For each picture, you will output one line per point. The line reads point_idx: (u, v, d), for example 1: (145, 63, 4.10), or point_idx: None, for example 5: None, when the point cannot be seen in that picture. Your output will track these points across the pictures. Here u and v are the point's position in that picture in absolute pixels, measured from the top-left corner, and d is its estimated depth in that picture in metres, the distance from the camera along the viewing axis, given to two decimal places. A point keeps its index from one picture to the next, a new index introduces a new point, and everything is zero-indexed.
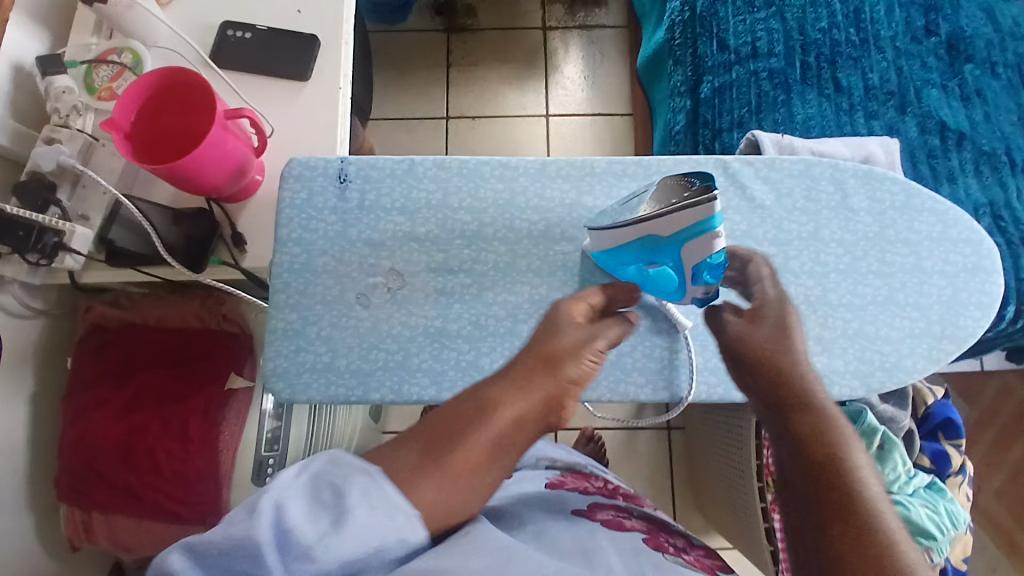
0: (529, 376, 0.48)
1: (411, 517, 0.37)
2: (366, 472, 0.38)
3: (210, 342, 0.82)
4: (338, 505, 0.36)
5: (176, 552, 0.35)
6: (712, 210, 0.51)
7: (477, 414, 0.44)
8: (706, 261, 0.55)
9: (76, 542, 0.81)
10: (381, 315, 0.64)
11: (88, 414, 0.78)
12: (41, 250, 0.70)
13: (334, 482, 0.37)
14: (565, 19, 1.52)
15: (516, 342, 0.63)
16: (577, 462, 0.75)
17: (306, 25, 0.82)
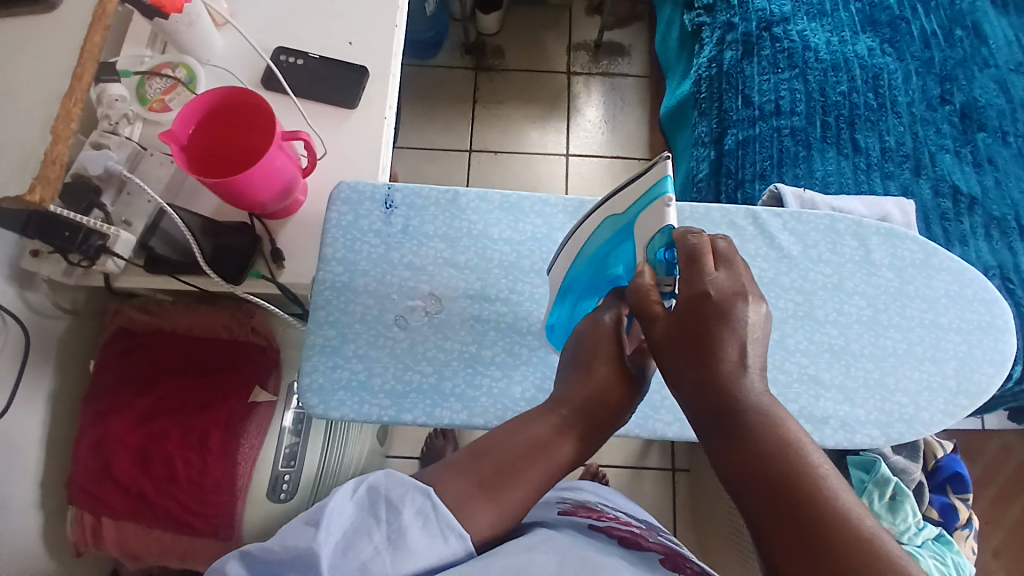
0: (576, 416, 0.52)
1: (458, 534, 0.44)
2: (421, 491, 0.45)
3: (239, 355, 0.83)
4: (393, 520, 0.43)
5: (233, 560, 0.42)
6: (663, 171, 0.52)
7: (531, 451, 0.50)
8: (657, 237, 0.52)
9: (79, 545, 0.81)
10: (419, 338, 0.65)
11: (109, 418, 0.78)
12: (84, 251, 0.70)
13: (390, 497, 0.44)
14: (589, 66, 1.59)
15: (547, 372, 0.65)
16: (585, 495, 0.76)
17: (356, 57, 0.86)
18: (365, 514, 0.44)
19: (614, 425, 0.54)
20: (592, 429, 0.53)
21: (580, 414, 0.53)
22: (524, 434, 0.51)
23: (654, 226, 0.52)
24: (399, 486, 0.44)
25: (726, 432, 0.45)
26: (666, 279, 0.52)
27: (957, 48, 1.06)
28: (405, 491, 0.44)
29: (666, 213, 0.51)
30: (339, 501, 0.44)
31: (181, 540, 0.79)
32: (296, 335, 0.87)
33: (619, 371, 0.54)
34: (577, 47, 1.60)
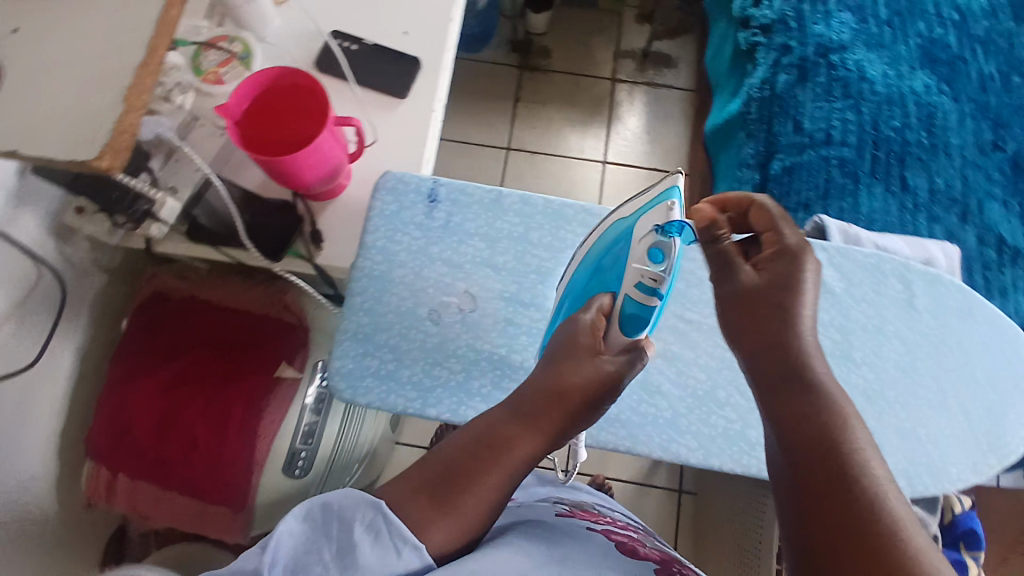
0: (541, 415, 0.50)
1: (413, 547, 0.44)
2: (372, 505, 0.45)
3: (267, 330, 0.84)
4: (344, 536, 0.44)
5: None
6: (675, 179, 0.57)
7: (490, 454, 0.49)
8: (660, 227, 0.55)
9: (93, 500, 0.82)
10: (450, 334, 0.66)
11: (135, 380, 0.79)
12: (132, 215, 0.73)
13: (339, 516, 0.45)
14: (634, 75, 1.58)
15: None
16: (585, 501, 0.76)
17: (409, 47, 0.86)
18: (316, 535, 0.45)
19: (584, 416, 0.52)
20: (557, 429, 0.50)
21: (539, 412, 0.51)
22: (486, 434, 0.50)
23: (656, 219, 0.55)
24: (348, 504, 0.45)
25: (803, 464, 0.44)
26: (653, 271, 0.54)
27: (1015, 95, 1.04)
28: (354, 508, 0.45)
29: (670, 210, 0.55)
30: (289, 525, 0.44)
31: (195, 507, 0.80)
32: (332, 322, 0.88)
33: (593, 376, 0.51)
34: (624, 55, 1.59)
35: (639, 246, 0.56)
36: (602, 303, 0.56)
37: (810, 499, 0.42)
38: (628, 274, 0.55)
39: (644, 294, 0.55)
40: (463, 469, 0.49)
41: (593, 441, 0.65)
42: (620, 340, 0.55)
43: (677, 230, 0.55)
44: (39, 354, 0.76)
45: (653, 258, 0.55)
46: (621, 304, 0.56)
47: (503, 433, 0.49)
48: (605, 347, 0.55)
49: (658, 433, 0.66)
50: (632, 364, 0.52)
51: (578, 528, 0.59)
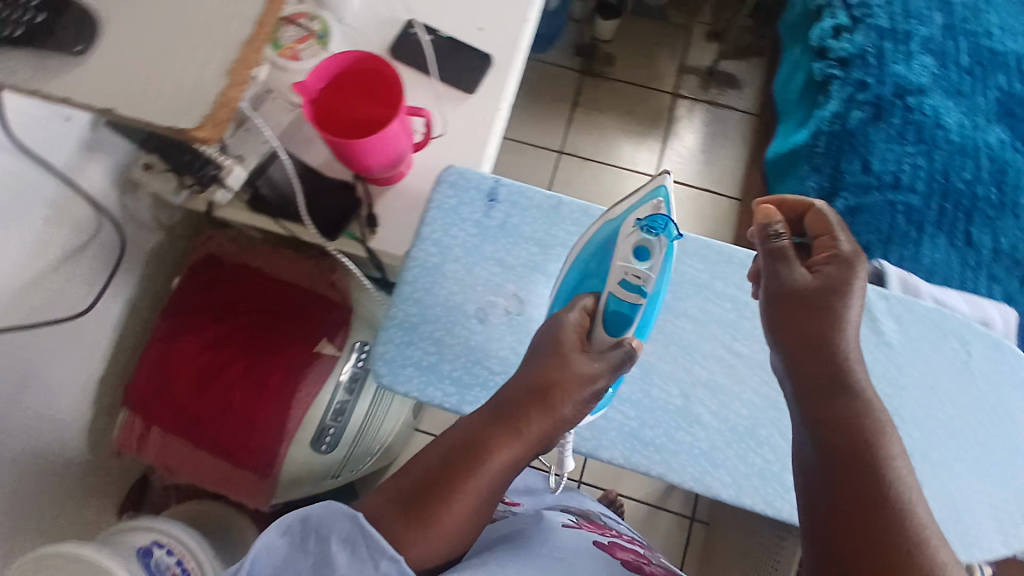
0: (524, 419, 0.51)
1: (394, 561, 0.40)
2: (350, 517, 0.40)
3: (312, 305, 0.85)
4: (321, 552, 0.39)
5: None
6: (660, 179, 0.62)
7: (471, 459, 0.48)
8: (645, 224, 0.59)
9: (122, 451, 0.84)
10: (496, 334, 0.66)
11: (180, 337, 0.81)
12: (199, 177, 0.74)
13: (317, 531, 0.40)
14: (697, 92, 1.56)
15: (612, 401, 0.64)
16: (592, 513, 0.78)
17: (483, 43, 0.86)
18: (295, 551, 0.40)
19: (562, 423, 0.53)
20: (537, 438, 0.51)
21: (517, 413, 0.51)
22: (469, 440, 0.49)
23: (644, 214, 0.60)
24: (326, 518, 0.40)
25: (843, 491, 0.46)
26: (636, 270, 0.58)
27: None
28: (333, 523, 0.40)
29: (656, 206, 0.60)
30: (267, 538, 0.40)
31: (222, 468, 0.82)
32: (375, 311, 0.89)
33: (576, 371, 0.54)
34: (689, 71, 1.57)
35: (624, 242, 0.60)
36: (586, 300, 0.60)
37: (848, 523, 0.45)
38: (613, 273, 0.60)
39: (628, 291, 0.58)
40: (445, 472, 0.47)
41: (626, 463, 0.62)
42: (603, 338, 0.58)
43: (660, 225, 0.59)
44: (95, 302, 0.78)
45: (636, 255, 0.59)
46: (605, 303, 0.59)
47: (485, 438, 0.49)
48: (589, 346, 0.58)
49: (690, 463, 0.63)
50: (617, 360, 0.55)
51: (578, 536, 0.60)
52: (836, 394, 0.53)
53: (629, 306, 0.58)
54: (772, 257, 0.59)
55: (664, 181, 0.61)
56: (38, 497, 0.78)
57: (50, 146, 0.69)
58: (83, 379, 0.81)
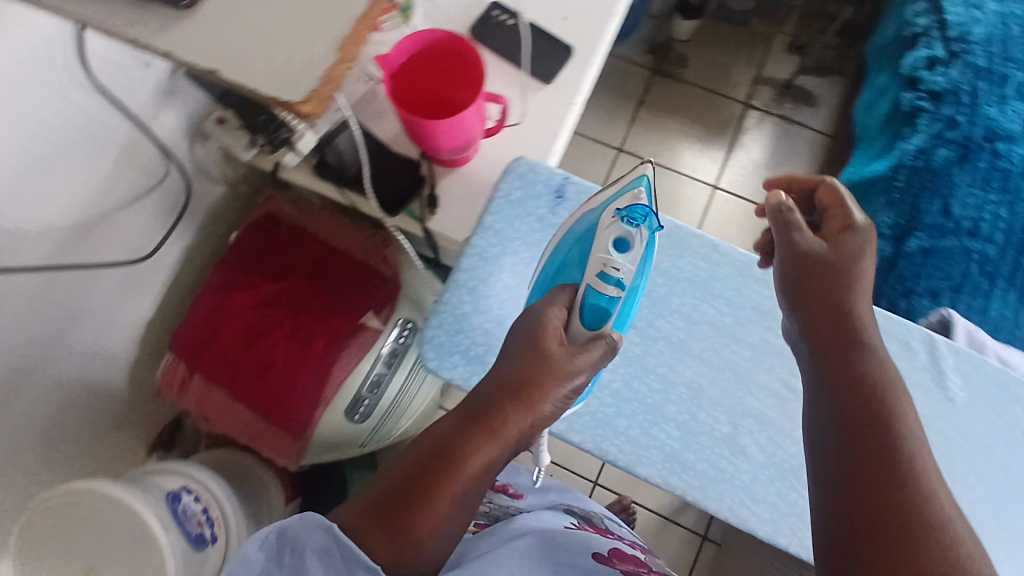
0: (500, 420, 0.50)
1: (370, 571, 0.40)
2: (324, 530, 0.40)
3: (363, 276, 0.86)
4: (297, 567, 0.40)
5: None
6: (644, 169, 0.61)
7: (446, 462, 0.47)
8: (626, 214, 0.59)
9: (162, 393, 0.85)
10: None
11: (233, 291, 0.83)
12: (273, 139, 0.73)
13: (294, 543, 0.40)
14: (769, 104, 1.51)
15: (658, 419, 0.63)
16: (596, 515, 0.82)
17: (566, 33, 0.83)
18: (271, 564, 0.40)
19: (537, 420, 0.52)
20: (513, 438, 0.50)
21: (486, 414, 0.50)
22: (445, 443, 0.48)
23: (625, 205, 0.59)
24: (302, 529, 0.40)
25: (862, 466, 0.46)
26: (614, 262, 0.58)
27: None
28: (307, 533, 0.40)
29: (639, 197, 0.59)
30: (243, 552, 0.40)
31: (259, 424, 0.83)
32: (422, 292, 0.89)
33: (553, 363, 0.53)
34: (764, 81, 1.52)
35: (604, 234, 0.60)
36: (564, 294, 0.59)
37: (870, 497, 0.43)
38: (591, 265, 0.59)
39: (607, 284, 0.58)
40: (417, 477, 0.46)
41: (663, 484, 0.61)
42: (581, 330, 0.58)
43: (640, 216, 0.59)
44: (155, 246, 0.80)
45: (614, 247, 0.59)
46: (583, 295, 0.59)
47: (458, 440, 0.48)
48: (568, 338, 0.58)
49: (728, 493, 0.61)
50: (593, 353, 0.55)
51: (577, 541, 0.64)
52: (850, 366, 0.53)
53: (605, 299, 0.58)
54: (785, 227, 0.58)
55: (645, 170, 0.61)
56: (84, 427, 0.81)
57: (129, 91, 0.70)
58: (137, 320, 0.83)
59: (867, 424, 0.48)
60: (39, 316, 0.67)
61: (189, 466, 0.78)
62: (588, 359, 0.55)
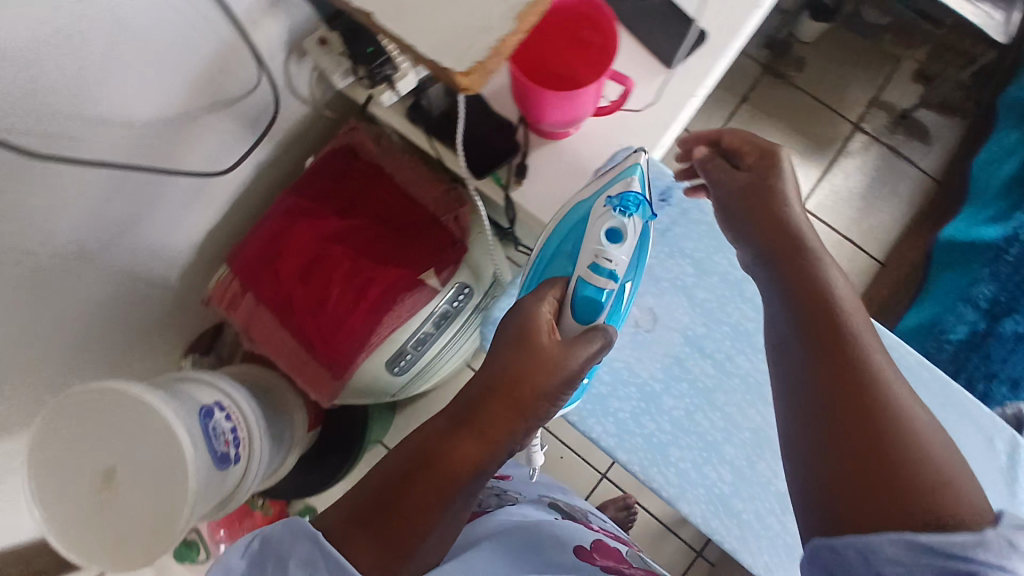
0: (491, 422, 0.51)
1: None
2: (311, 539, 0.40)
3: (431, 231, 0.83)
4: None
5: None
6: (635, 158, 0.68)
7: (430, 460, 0.49)
8: (616, 202, 0.66)
9: (209, 303, 0.85)
10: (620, 350, 0.73)
11: (300, 219, 0.81)
12: (373, 74, 0.69)
13: (278, 550, 0.41)
14: (880, 131, 1.39)
15: (710, 456, 0.70)
16: (579, 508, 0.85)
17: (704, 16, 0.75)
18: (254, 570, 0.41)
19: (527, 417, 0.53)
20: (503, 438, 0.51)
21: (474, 410, 0.52)
22: (433, 443, 0.50)
23: (617, 191, 0.67)
24: (287, 537, 0.41)
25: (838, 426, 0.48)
26: (603, 254, 0.64)
27: None
28: (294, 542, 0.40)
29: (630, 184, 0.66)
30: (227, 560, 0.41)
31: (299, 356, 0.82)
32: (485, 265, 0.87)
33: (543, 359, 0.54)
34: (881, 104, 1.39)
35: (599, 224, 0.66)
36: (557, 288, 0.64)
37: (852, 461, 0.46)
38: (584, 257, 0.65)
39: (599, 275, 0.64)
40: (400, 481, 0.48)
41: (703, 525, 0.68)
42: (573, 321, 0.63)
43: (632, 204, 0.66)
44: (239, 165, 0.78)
45: (605, 238, 0.65)
46: (574, 288, 0.64)
47: (449, 440, 0.50)
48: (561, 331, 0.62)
49: (762, 545, 0.68)
50: (592, 342, 0.58)
51: (556, 536, 0.65)
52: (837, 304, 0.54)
53: (595, 288, 0.64)
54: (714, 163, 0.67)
55: (637, 160, 0.67)
56: (129, 318, 0.81)
57: None
58: (198, 226, 0.82)
59: (839, 378, 0.50)
60: (106, 206, 0.66)
61: (222, 382, 0.79)
62: (584, 351, 0.56)
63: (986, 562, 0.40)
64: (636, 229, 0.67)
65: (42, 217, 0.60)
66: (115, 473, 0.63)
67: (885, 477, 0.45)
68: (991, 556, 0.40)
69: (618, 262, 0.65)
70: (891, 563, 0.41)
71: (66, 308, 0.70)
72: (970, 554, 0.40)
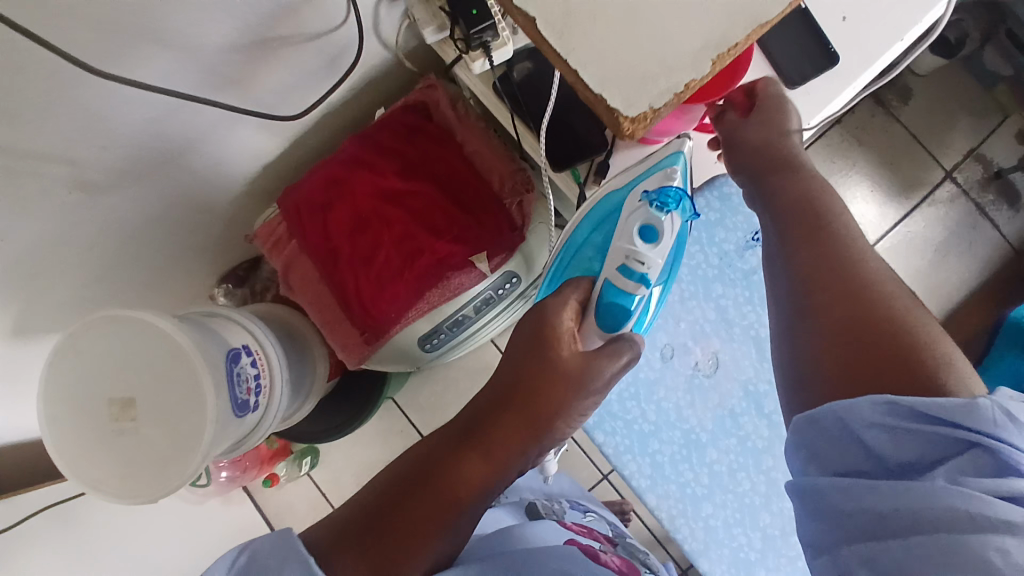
0: (497, 443, 0.52)
1: None
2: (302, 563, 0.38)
3: (491, 211, 0.78)
4: None
5: None
6: (678, 147, 0.65)
7: (429, 478, 0.48)
8: (654, 196, 0.62)
9: (253, 240, 0.83)
10: (676, 392, 0.79)
11: (359, 171, 0.76)
12: (471, 40, 0.63)
13: (266, 567, 0.39)
14: (973, 184, 1.29)
15: (741, 505, 0.78)
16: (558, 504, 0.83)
17: (839, 38, 0.69)
18: None
19: (531, 435, 0.53)
20: (507, 459, 0.51)
21: (476, 428, 0.53)
22: (434, 464, 0.50)
23: (654, 184, 0.63)
24: (277, 553, 0.39)
25: (831, 366, 0.47)
26: (634, 257, 0.61)
27: None
28: (285, 560, 0.39)
29: (670, 176, 0.63)
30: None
31: (335, 310, 0.80)
32: (542, 254, 0.82)
33: (565, 371, 0.54)
34: (982, 155, 1.29)
35: (632, 219, 0.63)
36: (579, 291, 0.63)
37: (839, 384, 0.46)
38: (614, 258, 0.62)
39: (629, 278, 0.61)
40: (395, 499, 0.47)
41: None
42: (597, 328, 0.61)
43: (671, 199, 0.62)
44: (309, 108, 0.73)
45: (640, 237, 0.62)
46: (599, 291, 0.62)
47: (452, 461, 0.50)
48: (582, 339, 0.61)
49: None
50: (621, 346, 0.57)
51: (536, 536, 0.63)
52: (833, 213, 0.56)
53: (625, 295, 0.61)
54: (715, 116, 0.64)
55: (681, 146, 0.65)
56: (169, 240, 0.79)
57: None
58: (254, 158, 0.78)
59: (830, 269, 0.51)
60: (165, 126, 0.63)
61: (251, 322, 0.76)
62: (611, 365, 0.55)
63: (982, 431, 0.38)
64: (673, 226, 0.63)
65: (96, 128, 0.57)
66: (130, 407, 0.61)
67: (878, 361, 0.45)
68: (987, 421, 0.38)
69: (652, 264, 0.61)
70: (872, 432, 0.41)
71: (107, 223, 0.68)
72: (965, 422, 0.39)
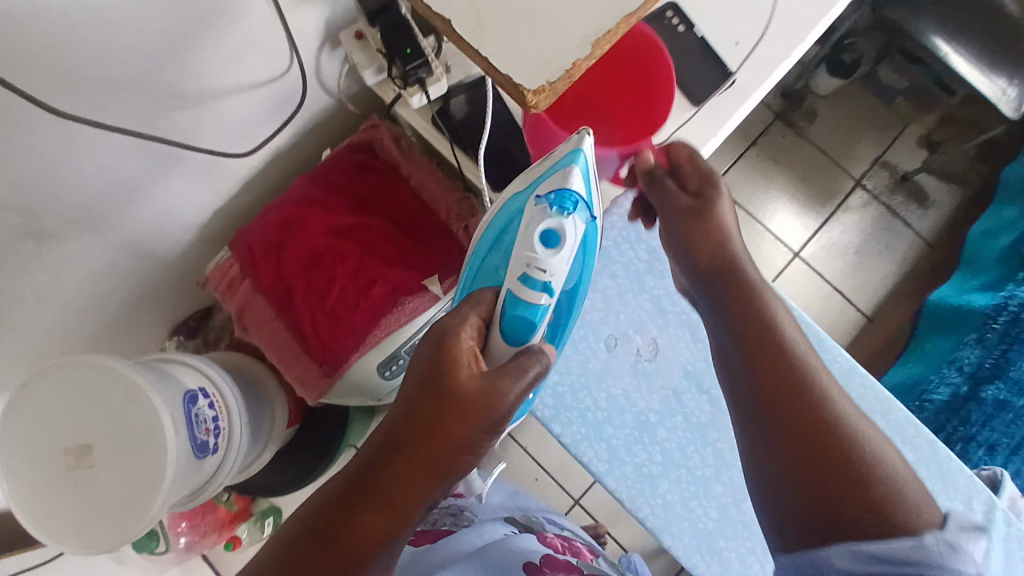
0: (397, 491, 0.47)
1: None
2: None
3: (440, 239, 0.82)
4: None
5: None
6: (576, 144, 0.65)
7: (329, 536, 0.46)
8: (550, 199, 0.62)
9: (206, 285, 0.84)
10: (623, 379, 0.83)
11: (314, 210, 0.79)
12: (407, 75, 0.68)
13: None
14: (881, 190, 1.42)
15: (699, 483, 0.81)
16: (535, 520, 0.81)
17: (736, 60, 0.78)
18: None
19: (431, 481, 0.48)
20: (411, 501, 0.48)
21: (362, 482, 0.48)
22: (333, 516, 0.47)
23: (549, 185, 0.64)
24: None
25: (744, 339, 0.55)
26: (538, 263, 0.60)
27: None
28: None
29: (569, 176, 0.63)
30: None
31: (293, 347, 0.81)
32: None
33: (464, 402, 0.49)
34: (886, 164, 1.43)
35: (534, 223, 0.62)
36: (483, 305, 0.59)
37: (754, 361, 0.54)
38: (516, 266, 0.60)
39: (534, 286, 0.59)
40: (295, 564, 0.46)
41: (685, 557, 0.79)
42: (501, 342, 0.58)
43: (568, 204, 0.62)
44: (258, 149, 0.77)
45: (542, 242, 0.61)
46: (502, 305, 0.59)
47: (351, 513, 0.47)
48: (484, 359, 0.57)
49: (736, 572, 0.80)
50: (525, 366, 0.52)
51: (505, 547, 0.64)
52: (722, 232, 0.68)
53: (528, 306, 0.58)
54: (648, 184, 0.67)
55: (579, 143, 0.64)
56: (120, 290, 0.79)
57: None
58: (205, 203, 0.80)
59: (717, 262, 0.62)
60: (118, 173, 0.65)
61: (206, 366, 0.76)
62: (515, 384, 0.51)
63: (933, 565, 0.42)
64: (574, 230, 0.62)
65: (51, 173, 0.58)
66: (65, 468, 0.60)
67: (776, 357, 0.54)
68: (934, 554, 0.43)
69: (554, 270, 0.60)
70: None
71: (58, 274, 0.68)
72: (918, 558, 0.43)
